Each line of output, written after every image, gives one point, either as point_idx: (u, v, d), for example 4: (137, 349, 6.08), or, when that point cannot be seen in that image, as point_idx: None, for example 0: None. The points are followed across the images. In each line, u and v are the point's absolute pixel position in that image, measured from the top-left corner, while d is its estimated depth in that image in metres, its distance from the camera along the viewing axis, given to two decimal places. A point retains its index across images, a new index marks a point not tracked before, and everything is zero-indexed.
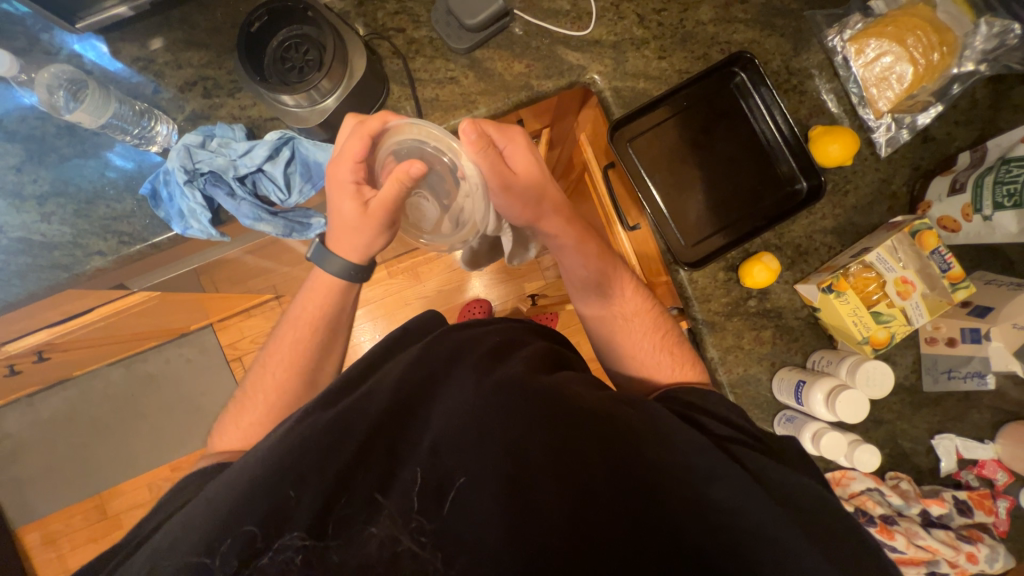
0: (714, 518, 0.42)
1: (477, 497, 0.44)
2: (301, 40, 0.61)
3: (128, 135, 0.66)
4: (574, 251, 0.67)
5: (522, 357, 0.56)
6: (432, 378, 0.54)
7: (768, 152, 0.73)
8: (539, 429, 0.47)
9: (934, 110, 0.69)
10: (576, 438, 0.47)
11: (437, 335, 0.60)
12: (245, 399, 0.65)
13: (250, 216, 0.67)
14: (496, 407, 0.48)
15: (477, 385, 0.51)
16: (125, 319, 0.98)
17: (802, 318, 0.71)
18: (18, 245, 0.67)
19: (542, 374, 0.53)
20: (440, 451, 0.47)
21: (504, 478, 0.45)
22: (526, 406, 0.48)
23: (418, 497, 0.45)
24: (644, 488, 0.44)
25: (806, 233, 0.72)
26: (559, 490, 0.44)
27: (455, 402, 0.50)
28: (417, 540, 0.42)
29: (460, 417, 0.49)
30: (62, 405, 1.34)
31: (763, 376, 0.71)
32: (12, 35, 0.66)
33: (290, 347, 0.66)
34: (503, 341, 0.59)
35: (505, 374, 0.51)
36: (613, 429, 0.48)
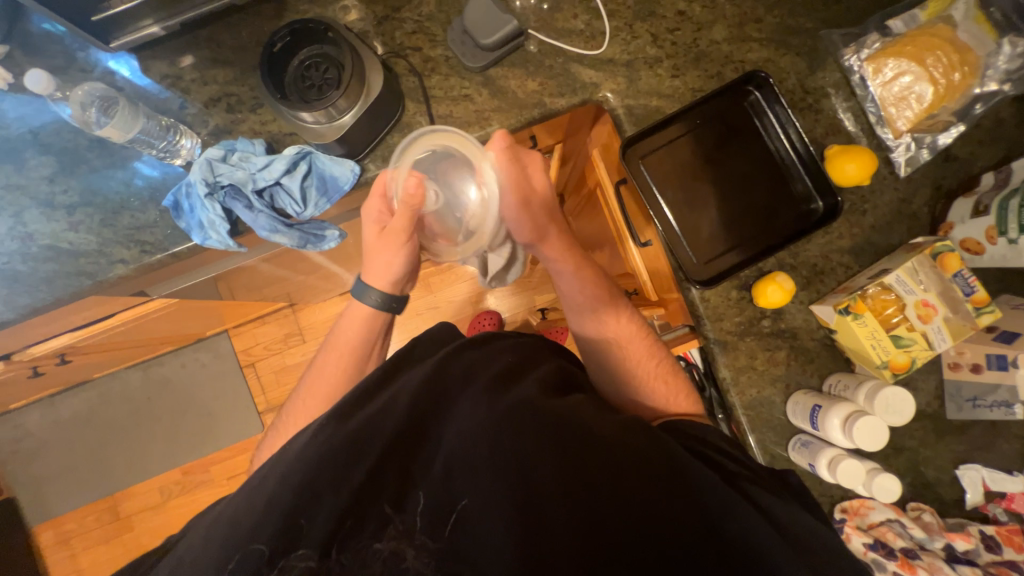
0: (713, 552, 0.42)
1: (482, 519, 0.45)
2: (321, 59, 0.63)
3: (154, 149, 0.69)
4: (575, 275, 0.68)
5: (534, 375, 0.55)
6: (440, 394, 0.54)
7: (783, 171, 0.72)
8: (551, 458, 0.46)
9: (955, 130, 0.68)
10: (589, 469, 0.46)
11: (455, 347, 0.58)
12: (286, 425, 0.66)
13: (266, 228, 0.69)
14: (506, 432, 0.47)
15: (488, 406, 0.50)
16: (144, 324, 1.00)
17: (818, 339, 0.70)
18: (47, 252, 0.69)
19: (555, 398, 0.51)
20: (451, 469, 0.47)
21: (512, 503, 0.44)
22: (538, 430, 0.47)
23: (421, 516, 0.46)
24: (651, 519, 0.43)
25: (822, 253, 0.70)
26: (570, 521, 0.43)
27: (464, 424, 0.49)
28: (418, 558, 0.44)
29: (470, 437, 0.48)
30: (82, 406, 1.38)
31: (776, 399, 0.69)
32: (53, 54, 0.69)
33: (324, 375, 0.66)
34: (515, 359, 0.58)
35: (517, 395, 0.50)
36: (626, 460, 0.46)
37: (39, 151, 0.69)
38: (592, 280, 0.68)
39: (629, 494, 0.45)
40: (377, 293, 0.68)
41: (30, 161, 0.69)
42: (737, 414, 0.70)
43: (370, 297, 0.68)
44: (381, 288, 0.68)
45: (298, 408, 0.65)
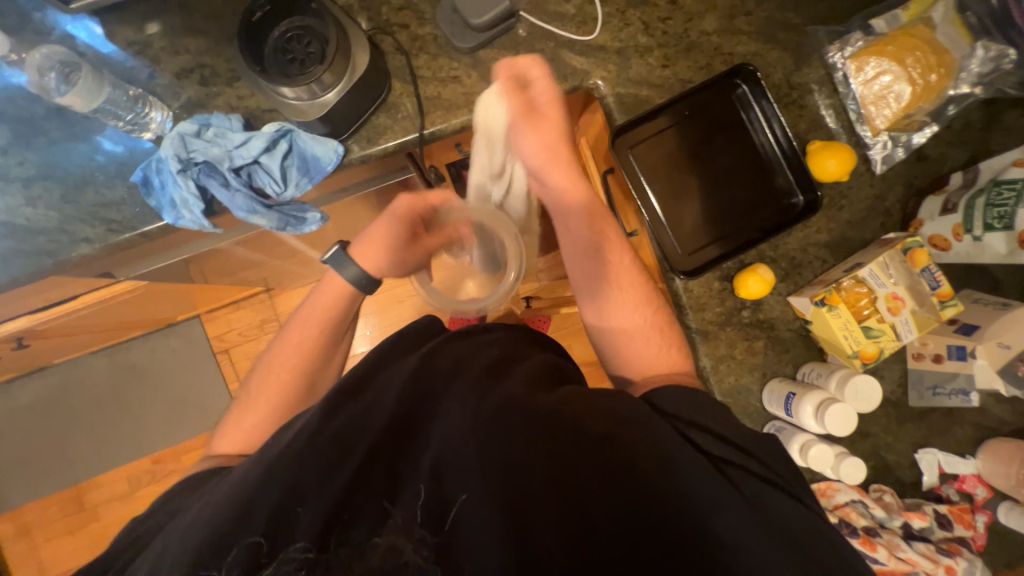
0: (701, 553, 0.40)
1: (471, 517, 0.45)
2: (303, 32, 0.60)
3: (121, 120, 0.64)
4: (583, 230, 0.65)
5: (523, 369, 0.55)
6: (428, 385, 0.54)
7: (766, 165, 0.74)
8: (539, 454, 0.46)
9: (928, 130, 0.70)
10: (577, 464, 0.45)
11: (440, 345, 0.58)
12: (242, 411, 0.64)
13: (244, 208, 0.66)
14: (495, 425, 0.48)
15: (477, 400, 0.50)
16: (110, 308, 0.95)
17: (794, 330, 0.72)
18: (1, 229, 0.65)
19: (541, 394, 0.51)
20: (439, 465, 0.47)
21: (499, 502, 0.44)
22: (526, 428, 0.47)
23: (422, 508, 0.45)
24: (639, 516, 0.42)
25: (800, 246, 0.72)
26: (559, 518, 0.43)
27: (453, 422, 0.49)
28: (419, 552, 0.43)
29: (461, 433, 0.48)
30: (42, 392, 1.31)
31: (753, 387, 0.72)
32: (4, 13, 0.64)
33: (296, 344, 0.66)
34: (503, 353, 0.58)
35: (506, 389, 0.51)
36: (614, 453, 0.45)
37: None
38: (604, 239, 0.65)
39: (619, 490, 0.43)
40: (356, 270, 0.68)
41: None
42: (717, 401, 0.72)
43: (347, 270, 0.68)
44: (361, 263, 0.68)
45: (272, 380, 0.65)
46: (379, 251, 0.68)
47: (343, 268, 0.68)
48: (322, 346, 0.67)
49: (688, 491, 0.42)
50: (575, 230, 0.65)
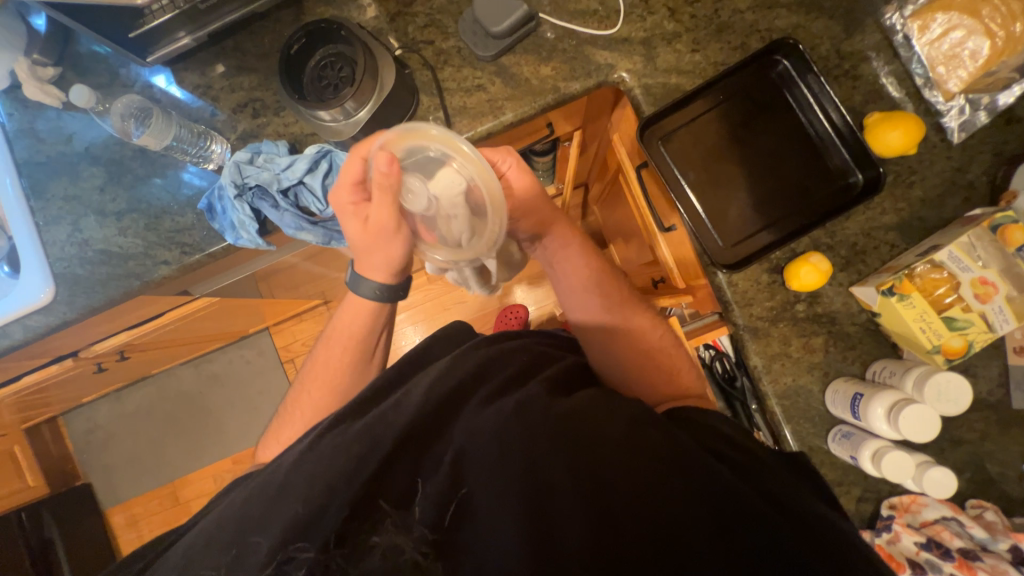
0: (723, 543, 0.41)
1: (491, 511, 0.46)
2: (335, 59, 0.64)
3: (189, 155, 0.73)
4: (576, 267, 0.69)
5: (546, 375, 0.57)
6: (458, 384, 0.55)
7: (817, 144, 0.68)
8: (562, 452, 0.47)
9: (1018, 87, 0.61)
10: (601, 465, 0.46)
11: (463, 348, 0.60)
12: (290, 414, 0.70)
13: (293, 225, 0.72)
14: (517, 423, 0.49)
15: (500, 401, 0.51)
16: (191, 323, 1.07)
17: (860, 324, 0.65)
18: (100, 256, 0.75)
19: (563, 398, 0.53)
20: (464, 462, 0.48)
21: (522, 497, 0.45)
22: (548, 427, 0.48)
23: (421, 503, 0.48)
24: (662, 514, 0.43)
25: (863, 230, 0.65)
26: (583, 514, 0.44)
27: (478, 419, 0.50)
28: (419, 548, 0.45)
29: (481, 430, 0.49)
30: (143, 399, 1.50)
31: (814, 389, 0.65)
32: (99, 72, 0.75)
33: (327, 366, 0.70)
34: (529, 357, 0.60)
35: (528, 392, 0.52)
36: (640, 454, 0.47)
37: (90, 163, 0.75)
38: (601, 274, 0.70)
39: (643, 489, 0.44)
40: (375, 284, 0.67)
41: (83, 173, 0.75)
42: (771, 404, 0.66)
43: (368, 287, 0.67)
44: (381, 279, 0.67)
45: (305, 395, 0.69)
46: (386, 260, 0.64)
47: (362, 286, 0.67)
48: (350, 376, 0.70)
49: (711, 488, 0.44)
50: (575, 264, 0.69)
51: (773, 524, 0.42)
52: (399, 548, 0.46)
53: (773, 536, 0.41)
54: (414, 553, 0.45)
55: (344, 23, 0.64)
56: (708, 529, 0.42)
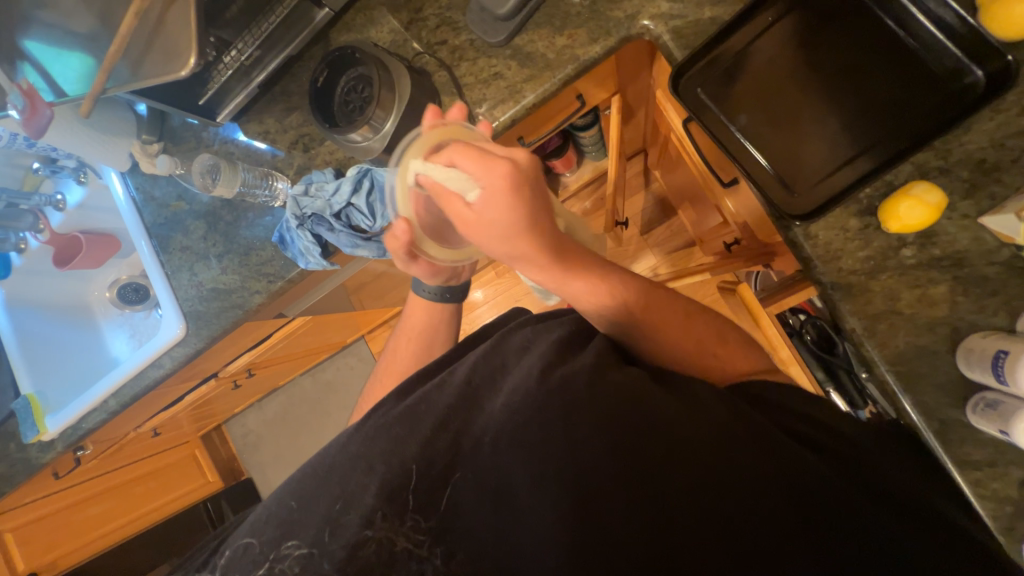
0: (798, 524, 0.39)
1: (528, 494, 0.44)
2: (358, 81, 0.68)
3: (259, 195, 0.83)
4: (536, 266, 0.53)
5: (593, 348, 0.53)
6: (497, 367, 0.55)
7: (909, 47, 0.53)
8: (605, 430, 0.44)
9: None
10: (649, 444, 0.43)
11: (501, 332, 0.61)
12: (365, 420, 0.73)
13: (349, 244, 0.78)
14: (557, 400, 0.46)
15: (536, 380, 0.49)
16: (296, 339, 1.22)
17: (1000, 263, 0.51)
18: (212, 293, 0.89)
19: (613, 370, 0.49)
20: (501, 441, 0.47)
21: (561, 483, 0.43)
22: (590, 406, 0.45)
23: (415, 479, 0.48)
24: (725, 495, 0.40)
25: (993, 142, 0.50)
26: (627, 498, 0.41)
27: (515, 394, 0.49)
28: (412, 537, 0.46)
29: (517, 406, 0.48)
30: (277, 406, 1.76)
31: (938, 348, 0.53)
32: (188, 140, 0.88)
33: (402, 358, 0.74)
34: (574, 332, 0.57)
35: (568, 369, 0.49)
36: (693, 428, 0.43)
37: (195, 216, 0.90)
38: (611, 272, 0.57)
39: (696, 464, 0.41)
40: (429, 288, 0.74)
41: (190, 226, 0.90)
42: (882, 372, 0.55)
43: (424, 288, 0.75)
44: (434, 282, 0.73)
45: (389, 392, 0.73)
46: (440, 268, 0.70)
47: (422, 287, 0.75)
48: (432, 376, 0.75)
49: (785, 468, 0.40)
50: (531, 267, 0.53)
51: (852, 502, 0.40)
52: (388, 541, 0.46)
53: (854, 513, 0.39)
54: (408, 544, 0.46)
55: (359, 47, 0.67)
56: (783, 514, 0.39)
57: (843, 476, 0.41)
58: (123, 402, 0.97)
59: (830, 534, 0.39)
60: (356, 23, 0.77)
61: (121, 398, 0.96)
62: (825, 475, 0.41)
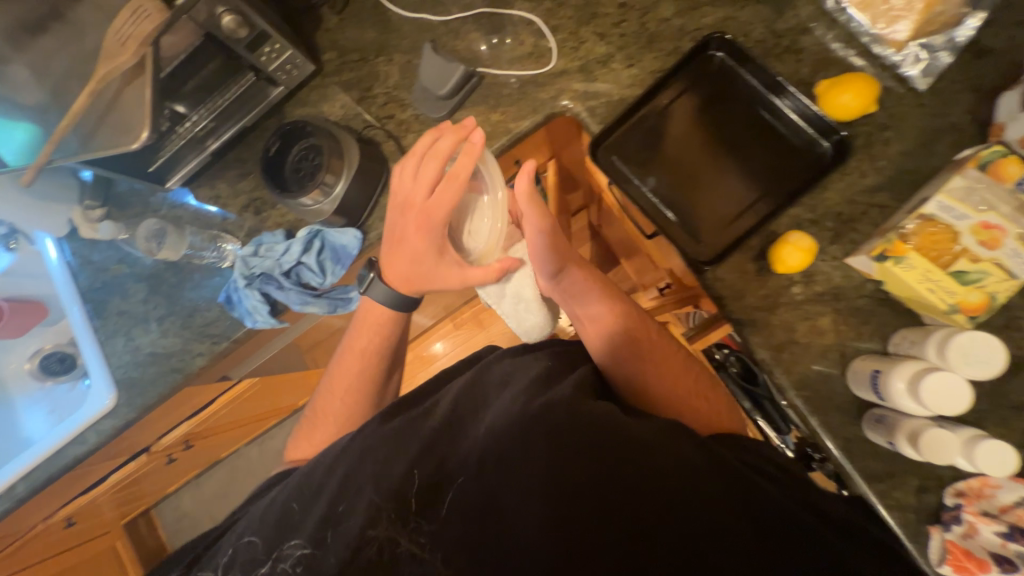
0: (751, 533, 0.45)
1: (510, 513, 0.50)
2: (309, 151, 0.73)
3: (207, 257, 0.84)
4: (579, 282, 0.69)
5: (576, 376, 0.61)
6: (485, 396, 0.63)
7: (774, 123, 0.66)
8: (589, 453, 0.50)
9: (972, 21, 0.57)
10: (625, 467, 0.49)
11: (486, 363, 0.68)
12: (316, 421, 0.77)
13: (298, 301, 0.80)
14: (543, 424, 0.53)
15: (518, 411, 0.56)
16: (242, 404, 1.17)
17: (868, 296, 0.60)
18: (149, 358, 0.86)
19: (591, 400, 0.56)
20: (487, 463, 0.53)
21: (542, 500, 0.49)
22: (568, 432, 0.52)
23: (416, 488, 0.55)
24: (682, 505, 0.47)
25: (846, 198, 0.62)
26: (606, 508, 0.48)
27: (504, 420, 0.56)
28: (416, 542, 0.52)
29: (501, 433, 0.55)
30: (219, 482, 1.62)
31: (832, 372, 0.60)
32: (134, 205, 0.89)
33: (348, 371, 0.75)
34: (554, 364, 0.64)
35: (550, 398, 0.56)
36: (662, 454, 0.50)
37: (136, 279, 0.88)
38: (624, 304, 0.68)
39: (656, 483, 0.48)
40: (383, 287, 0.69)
41: (130, 289, 0.88)
42: (791, 397, 0.61)
43: (376, 294, 0.70)
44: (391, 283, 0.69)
45: (335, 408, 0.75)
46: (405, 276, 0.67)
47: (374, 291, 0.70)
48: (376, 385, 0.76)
49: (740, 486, 0.48)
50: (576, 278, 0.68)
51: (783, 505, 0.48)
52: (389, 545, 0.53)
53: (796, 523, 0.46)
54: (413, 545, 0.52)
55: (310, 122, 0.73)
56: (738, 525, 0.46)
57: (775, 483, 0.50)
58: (34, 486, 0.88)
59: (775, 541, 0.45)
60: (309, 98, 0.83)
61: (32, 482, 0.87)
62: (769, 491, 0.48)
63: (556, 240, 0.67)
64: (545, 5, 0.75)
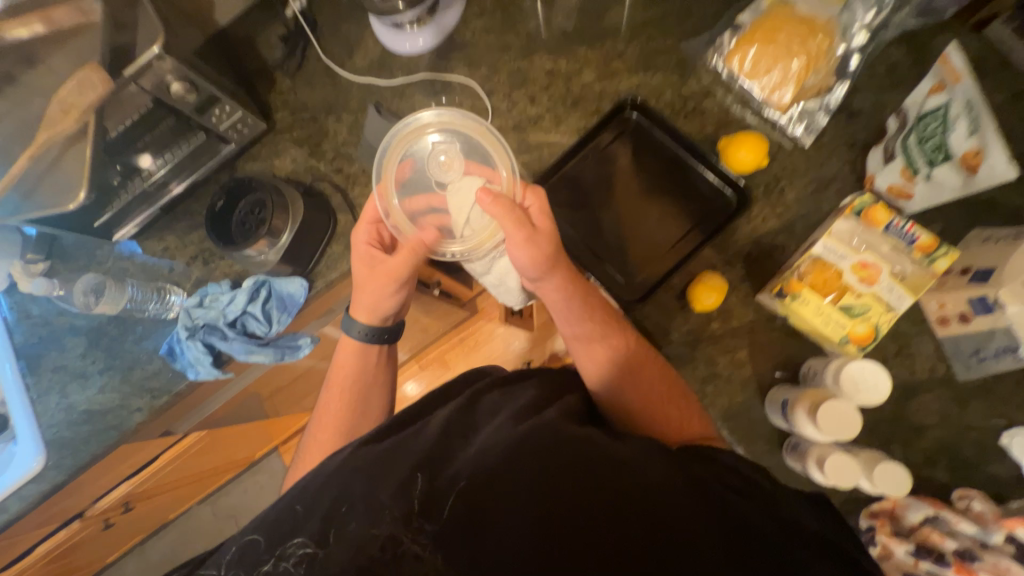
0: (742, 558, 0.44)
1: (503, 533, 0.47)
2: (254, 205, 0.76)
3: (150, 309, 0.83)
4: (563, 297, 0.63)
5: (560, 404, 0.59)
6: (473, 421, 0.60)
7: (688, 173, 0.73)
8: (577, 472, 0.49)
9: (839, 89, 0.67)
10: (610, 490, 0.48)
11: (481, 385, 0.65)
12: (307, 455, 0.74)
13: (243, 350, 0.79)
14: (534, 442, 0.52)
15: (512, 428, 0.55)
16: (190, 459, 1.12)
17: (778, 329, 0.65)
18: (82, 416, 0.82)
19: (575, 424, 0.56)
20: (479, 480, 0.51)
21: (530, 525, 0.47)
22: (560, 451, 0.51)
23: (418, 497, 0.52)
24: (665, 526, 0.45)
25: (752, 240, 0.68)
26: (598, 530, 0.46)
27: (495, 437, 0.54)
28: (417, 541, 0.49)
29: (497, 450, 0.53)
30: (166, 547, 1.51)
31: (752, 403, 0.64)
32: (80, 258, 0.89)
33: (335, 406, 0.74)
34: (541, 395, 0.61)
35: (544, 419, 0.55)
36: (650, 476, 0.49)
37: (75, 334, 0.86)
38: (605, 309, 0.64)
39: (641, 499, 0.47)
40: (362, 327, 0.73)
41: (68, 343, 0.86)
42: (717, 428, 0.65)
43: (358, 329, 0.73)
44: (367, 320, 0.72)
45: (324, 421, 0.74)
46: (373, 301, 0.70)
47: (352, 331, 0.73)
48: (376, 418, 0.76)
49: (730, 510, 0.47)
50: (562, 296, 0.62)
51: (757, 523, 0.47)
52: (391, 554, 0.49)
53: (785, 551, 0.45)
54: (414, 546, 0.49)
55: (255, 178, 0.76)
56: (727, 551, 0.44)
57: (765, 503, 0.49)
58: None
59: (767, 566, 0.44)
60: (260, 153, 0.87)
61: None
62: (759, 515, 0.47)
63: (539, 243, 0.61)
64: (481, 71, 0.81)
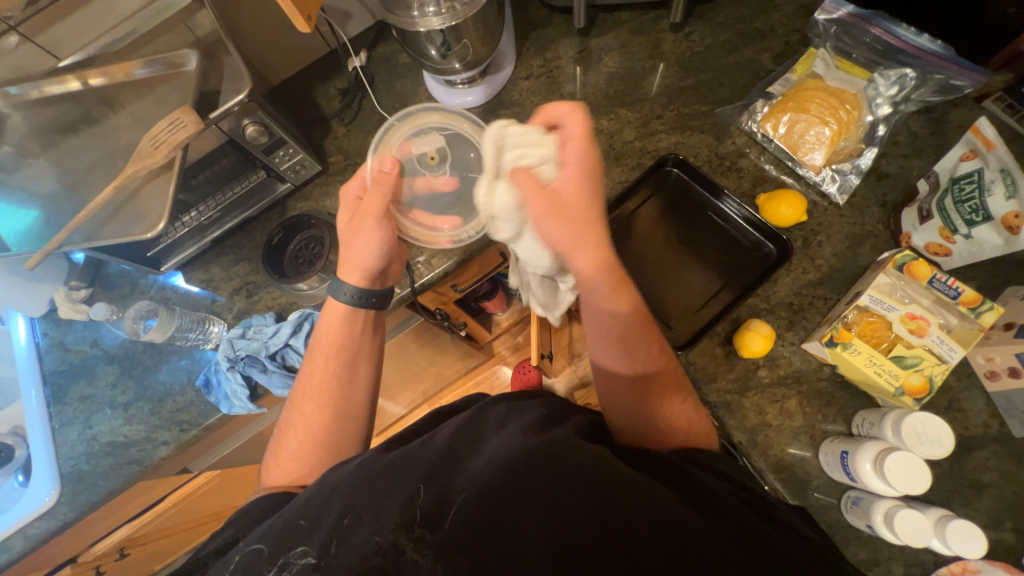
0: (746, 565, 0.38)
1: (512, 557, 0.37)
2: (310, 242, 0.78)
3: (189, 339, 0.83)
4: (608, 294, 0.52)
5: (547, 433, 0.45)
6: (474, 445, 0.47)
7: (726, 229, 0.76)
8: (577, 488, 0.40)
9: (869, 152, 0.72)
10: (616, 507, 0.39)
11: (463, 423, 0.49)
12: (285, 431, 0.62)
13: (280, 385, 0.80)
14: (522, 457, 0.42)
15: (522, 441, 0.44)
16: (195, 502, 1.05)
17: (827, 378, 0.65)
18: (105, 448, 0.80)
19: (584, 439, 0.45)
20: (487, 495, 0.40)
21: (546, 531, 0.38)
22: (574, 471, 0.41)
23: (421, 505, 0.41)
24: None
25: (793, 291, 0.70)
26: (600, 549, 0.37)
27: (495, 453, 0.44)
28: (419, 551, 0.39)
29: (504, 458, 0.42)
30: None
31: (806, 455, 0.63)
32: (121, 284, 0.88)
33: (316, 408, 0.61)
34: (547, 414, 0.49)
35: (554, 434, 0.45)
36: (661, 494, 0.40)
37: (106, 361, 0.84)
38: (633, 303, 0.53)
39: (664, 534, 0.37)
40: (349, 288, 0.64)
41: (99, 372, 0.84)
42: (771, 481, 0.63)
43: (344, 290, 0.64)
44: (358, 281, 0.64)
45: (311, 408, 0.61)
46: (362, 252, 0.62)
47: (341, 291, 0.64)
48: (352, 434, 0.63)
49: (733, 521, 0.41)
50: (585, 251, 0.51)
51: (771, 536, 0.41)
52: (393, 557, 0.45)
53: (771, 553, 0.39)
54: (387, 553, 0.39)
55: (314, 217, 0.80)
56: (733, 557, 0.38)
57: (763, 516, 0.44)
58: None
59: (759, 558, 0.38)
60: (311, 194, 0.90)
61: None
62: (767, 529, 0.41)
63: (553, 209, 0.51)
64: None
